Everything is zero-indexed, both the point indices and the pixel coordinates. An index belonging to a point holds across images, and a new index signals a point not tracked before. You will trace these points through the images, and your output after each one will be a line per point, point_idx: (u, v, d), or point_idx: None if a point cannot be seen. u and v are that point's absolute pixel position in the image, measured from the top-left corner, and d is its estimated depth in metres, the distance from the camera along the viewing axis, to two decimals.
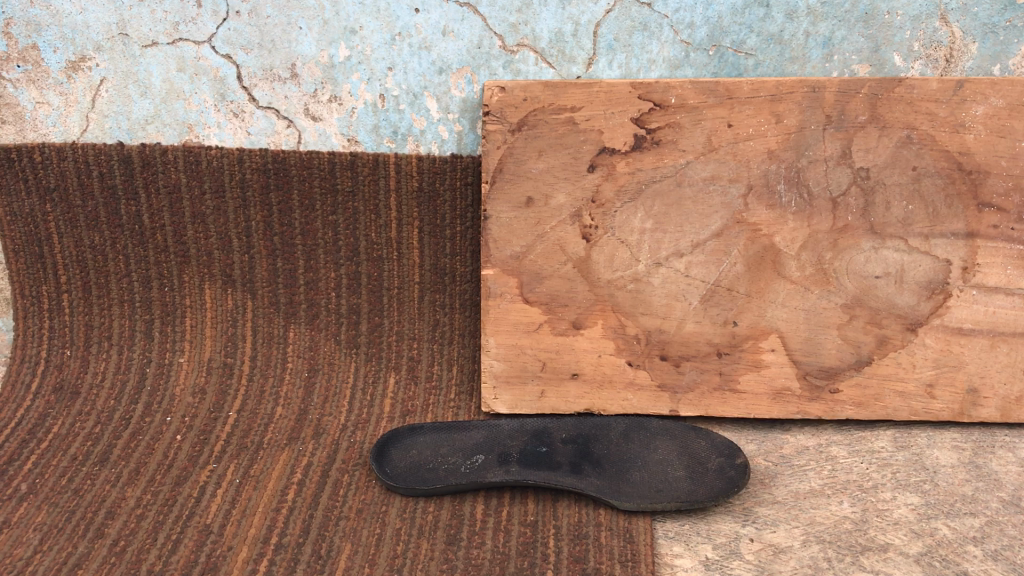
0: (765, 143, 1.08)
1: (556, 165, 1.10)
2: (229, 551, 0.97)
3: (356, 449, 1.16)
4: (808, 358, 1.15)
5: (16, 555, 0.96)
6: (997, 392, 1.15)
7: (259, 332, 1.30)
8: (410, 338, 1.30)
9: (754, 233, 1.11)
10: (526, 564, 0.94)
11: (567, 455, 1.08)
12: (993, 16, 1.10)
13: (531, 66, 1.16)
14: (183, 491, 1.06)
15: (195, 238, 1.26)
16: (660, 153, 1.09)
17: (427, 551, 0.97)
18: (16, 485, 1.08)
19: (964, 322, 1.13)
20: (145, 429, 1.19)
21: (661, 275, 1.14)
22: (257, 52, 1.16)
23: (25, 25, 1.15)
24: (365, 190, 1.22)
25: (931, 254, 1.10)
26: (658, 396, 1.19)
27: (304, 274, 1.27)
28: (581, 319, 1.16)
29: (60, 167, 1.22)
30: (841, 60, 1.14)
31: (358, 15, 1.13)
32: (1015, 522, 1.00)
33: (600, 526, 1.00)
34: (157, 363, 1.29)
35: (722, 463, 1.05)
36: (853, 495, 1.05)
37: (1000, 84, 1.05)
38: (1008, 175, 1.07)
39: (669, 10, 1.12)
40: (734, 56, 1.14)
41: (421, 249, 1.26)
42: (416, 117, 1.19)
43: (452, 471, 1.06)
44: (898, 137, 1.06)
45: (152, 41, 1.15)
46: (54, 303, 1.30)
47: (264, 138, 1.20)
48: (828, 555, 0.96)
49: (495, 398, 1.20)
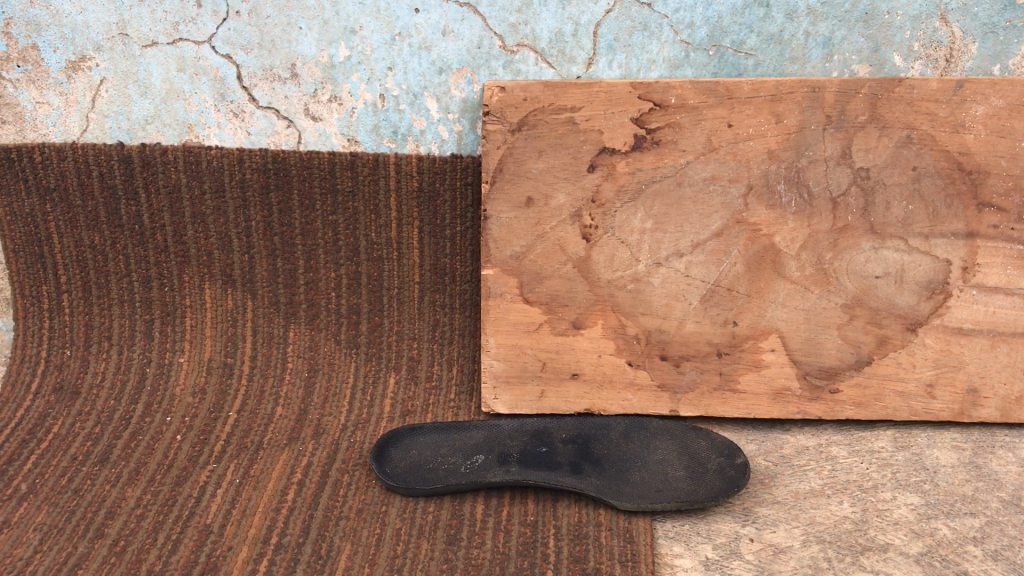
0: (766, 143, 1.08)
1: (556, 165, 1.10)
2: (229, 551, 0.97)
3: (356, 449, 1.15)
4: (808, 358, 1.15)
5: (16, 555, 0.96)
6: (997, 392, 1.15)
7: (259, 333, 1.30)
8: (410, 338, 1.30)
9: (754, 234, 1.11)
10: (526, 564, 0.94)
11: (567, 455, 1.08)
12: (993, 16, 1.10)
13: (531, 66, 1.16)
14: (184, 491, 1.06)
15: (195, 238, 1.26)
16: (660, 153, 1.09)
17: (427, 551, 0.97)
18: (16, 485, 1.08)
19: (964, 323, 1.13)
20: (144, 428, 1.19)
21: (662, 275, 1.14)
22: (257, 52, 1.16)
23: (25, 25, 1.15)
24: (365, 190, 1.22)
25: (931, 255, 1.10)
26: (658, 396, 1.19)
27: (304, 274, 1.27)
28: (581, 319, 1.16)
29: (60, 167, 1.22)
30: (841, 60, 1.14)
31: (358, 15, 1.13)
32: (1015, 522, 1.00)
33: (600, 527, 1.00)
34: (157, 364, 1.29)
35: (722, 463, 1.05)
36: (853, 495, 1.05)
37: (1000, 84, 1.04)
38: (1009, 175, 1.07)
39: (669, 10, 1.12)
40: (734, 56, 1.14)
41: (421, 250, 1.26)
42: (416, 117, 1.19)
43: (452, 471, 1.06)
44: (898, 137, 1.06)
45: (152, 41, 1.15)
46: (54, 303, 1.30)
47: (264, 138, 1.20)
48: (828, 555, 0.96)
49: (495, 398, 1.20)
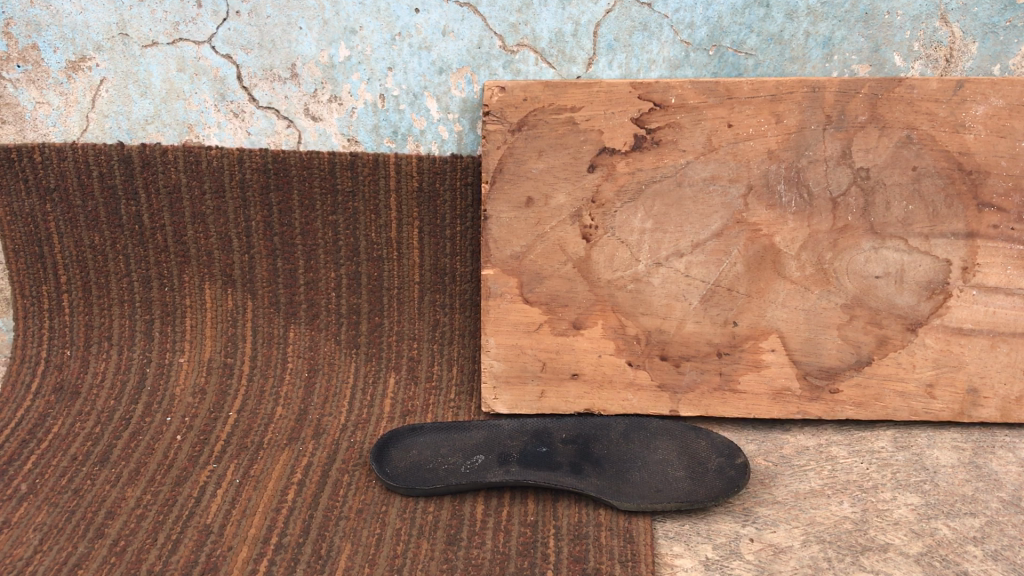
0: (766, 143, 1.08)
1: (556, 165, 1.10)
2: (229, 551, 0.97)
3: (356, 449, 1.15)
4: (808, 358, 1.15)
5: (16, 555, 0.96)
6: (997, 392, 1.15)
7: (259, 333, 1.30)
8: (410, 338, 1.30)
9: (754, 234, 1.11)
10: (526, 564, 0.94)
11: (567, 455, 1.08)
12: (993, 16, 1.10)
13: (531, 66, 1.16)
14: (184, 491, 1.06)
15: (195, 238, 1.26)
16: (660, 153, 1.09)
17: (427, 551, 0.97)
18: (16, 485, 1.08)
19: (964, 323, 1.13)
20: (144, 429, 1.19)
21: (662, 275, 1.14)
22: (257, 52, 1.16)
23: (25, 25, 1.15)
24: (365, 190, 1.22)
25: (931, 255, 1.10)
26: (658, 396, 1.19)
27: (305, 274, 1.27)
28: (581, 319, 1.16)
29: (60, 167, 1.22)
30: (841, 60, 1.14)
31: (358, 15, 1.13)
32: (1016, 522, 1.00)
33: (600, 527, 1.00)
34: (157, 364, 1.29)
35: (722, 463, 1.05)
36: (853, 495, 1.05)
37: (1000, 84, 1.05)
38: (1009, 175, 1.07)
39: (669, 10, 1.12)
40: (734, 56, 1.14)
41: (421, 250, 1.26)
42: (416, 117, 1.19)
43: (452, 471, 1.06)
44: (898, 137, 1.06)
45: (152, 41, 1.15)
46: (54, 303, 1.30)
47: (264, 138, 1.20)
48: (828, 555, 0.96)
49: (495, 398, 1.20)
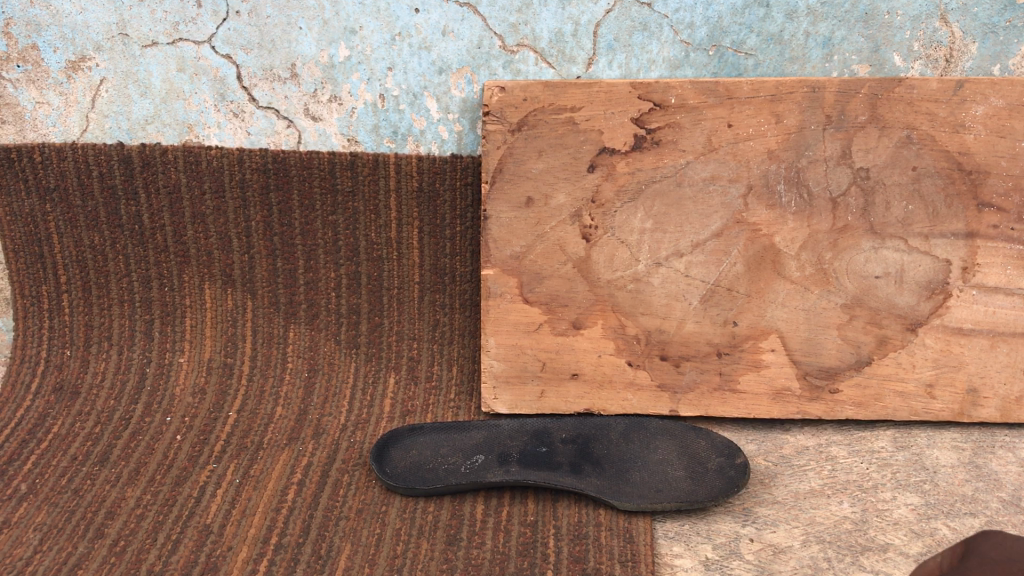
0: (766, 143, 1.08)
1: (557, 165, 1.10)
2: (229, 551, 0.97)
3: (356, 449, 1.15)
4: (808, 358, 1.15)
5: (16, 555, 0.96)
6: (997, 392, 1.15)
7: (259, 333, 1.30)
8: (410, 338, 1.30)
9: (754, 234, 1.11)
10: (526, 564, 0.94)
11: (567, 455, 1.08)
12: (993, 16, 1.10)
13: (531, 66, 1.16)
14: (184, 491, 1.06)
15: (195, 238, 1.26)
16: (660, 153, 1.09)
17: (427, 551, 0.97)
18: (16, 485, 1.08)
19: (964, 323, 1.13)
20: (144, 429, 1.19)
21: (662, 275, 1.14)
22: (257, 52, 1.16)
23: (25, 25, 1.15)
24: (365, 190, 1.22)
25: (930, 254, 1.10)
26: (658, 395, 1.19)
27: (304, 274, 1.27)
28: (581, 319, 1.16)
29: (60, 167, 1.22)
30: (841, 60, 1.14)
31: (358, 15, 1.13)
32: (1015, 522, 1.00)
33: (600, 527, 1.00)
34: (157, 364, 1.29)
35: (722, 463, 1.05)
36: (854, 495, 1.05)
37: (1000, 84, 1.04)
38: (1009, 175, 1.07)
39: (669, 10, 1.12)
40: (734, 56, 1.14)
41: (421, 250, 1.26)
42: (416, 117, 1.19)
43: (453, 471, 1.06)
44: (898, 137, 1.06)
45: (152, 41, 1.15)
46: (54, 303, 1.30)
47: (264, 138, 1.20)
48: (828, 555, 0.96)
49: (495, 398, 1.20)
